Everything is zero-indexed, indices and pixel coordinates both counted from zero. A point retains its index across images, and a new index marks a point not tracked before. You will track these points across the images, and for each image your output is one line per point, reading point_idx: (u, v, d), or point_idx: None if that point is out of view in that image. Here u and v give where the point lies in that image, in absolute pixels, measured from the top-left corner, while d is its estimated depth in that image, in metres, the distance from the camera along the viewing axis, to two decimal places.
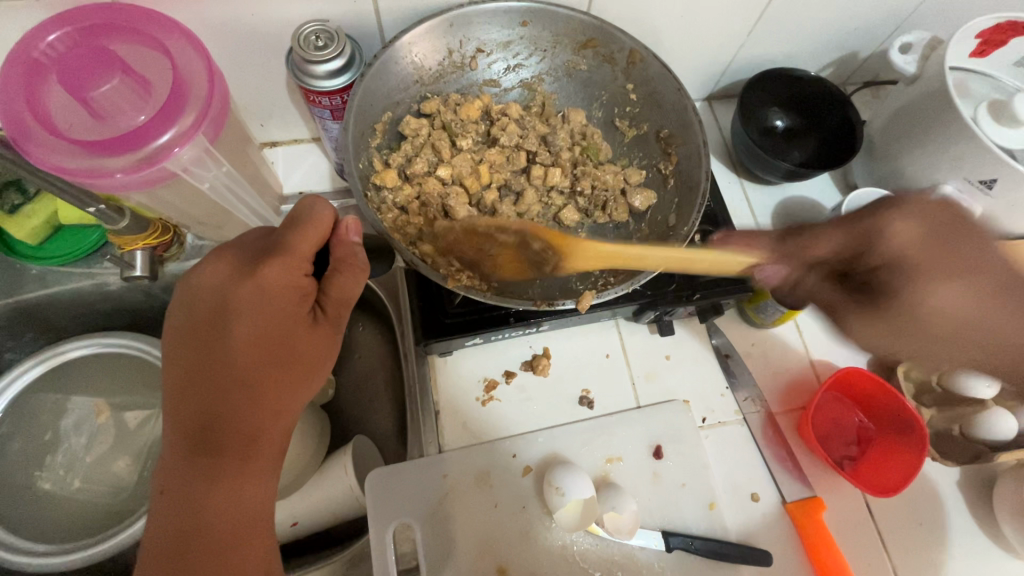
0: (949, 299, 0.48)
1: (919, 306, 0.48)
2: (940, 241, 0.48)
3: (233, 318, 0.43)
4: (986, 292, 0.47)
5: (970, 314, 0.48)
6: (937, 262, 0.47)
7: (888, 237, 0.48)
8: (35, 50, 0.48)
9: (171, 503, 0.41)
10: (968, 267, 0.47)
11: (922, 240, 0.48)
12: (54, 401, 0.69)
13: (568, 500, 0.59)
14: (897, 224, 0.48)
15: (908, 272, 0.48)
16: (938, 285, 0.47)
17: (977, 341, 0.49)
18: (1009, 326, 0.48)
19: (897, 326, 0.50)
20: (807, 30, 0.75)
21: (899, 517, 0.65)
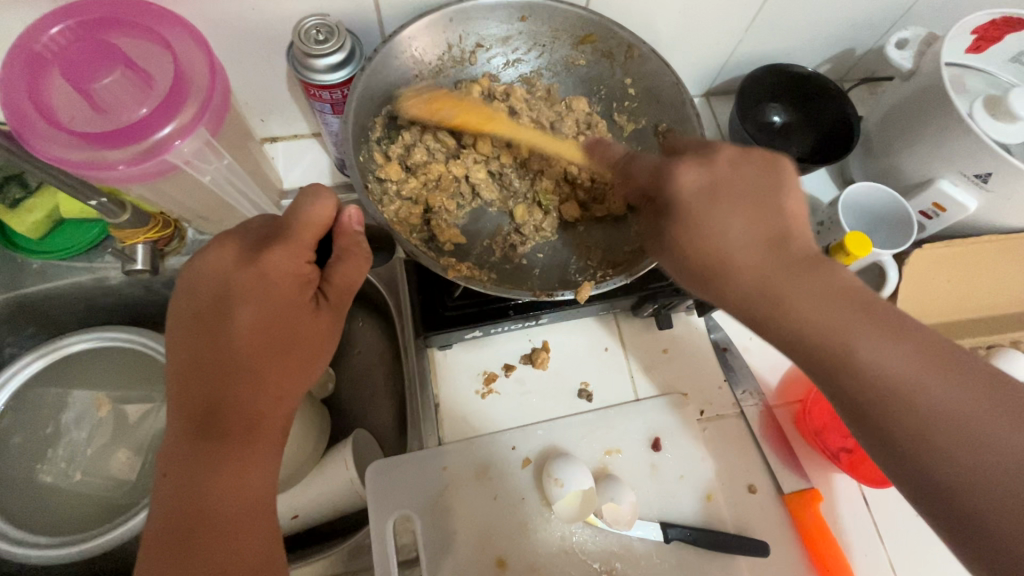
0: (722, 239, 0.43)
1: (697, 246, 0.44)
2: (728, 189, 0.44)
3: (236, 305, 0.44)
4: (723, 241, 0.43)
5: (743, 267, 0.42)
6: (718, 203, 0.43)
7: (673, 177, 0.46)
8: (37, 42, 0.48)
9: (175, 486, 0.42)
10: (742, 215, 0.43)
11: (706, 183, 0.44)
12: (54, 395, 0.69)
13: (566, 492, 0.60)
14: (684, 166, 0.46)
15: (684, 214, 0.44)
16: (710, 219, 0.43)
17: (755, 298, 0.41)
18: (792, 281, 0.40)
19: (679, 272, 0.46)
20: (802, 26, 0.75)
21: (896, 509, 0.66)
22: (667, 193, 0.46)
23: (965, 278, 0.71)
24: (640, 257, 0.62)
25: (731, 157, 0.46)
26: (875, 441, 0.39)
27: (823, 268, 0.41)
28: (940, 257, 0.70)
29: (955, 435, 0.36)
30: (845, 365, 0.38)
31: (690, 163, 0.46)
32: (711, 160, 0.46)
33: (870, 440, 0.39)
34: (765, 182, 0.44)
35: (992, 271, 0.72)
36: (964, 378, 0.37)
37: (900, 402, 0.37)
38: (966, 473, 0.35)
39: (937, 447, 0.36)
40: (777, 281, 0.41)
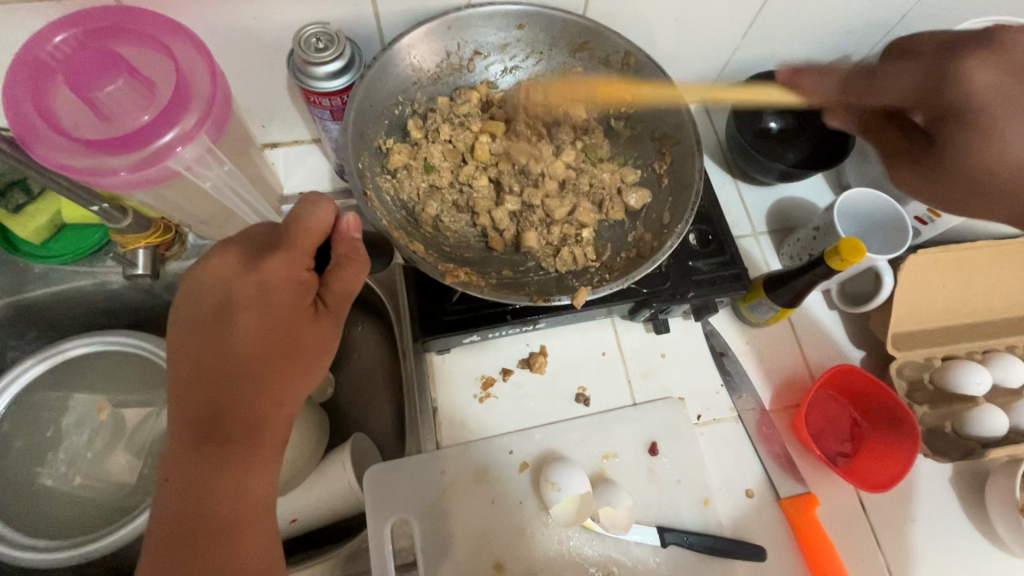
0: (1005, 149, 0.44)
1: (971, 156, 0.46)
2: (1016, 84, 0.44)
3: (237, 312, 0.45)
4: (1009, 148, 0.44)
5: (1014, 159, 0.44)
6: (1015, 106, 0.44)
7: (965, 77, 0.46)
8: (42, 51, 0.49)
9: (175, 490, 0.42)
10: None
11: (1000, 81, 0.45)
12: (56, 399, 0.70)
13: (564, 496, 0.60)
14: (981, 64, 0.46)
15: (972, 114, 0.45)
16: (1014, 126, 0.44)
17: (992, 182, 0.46)
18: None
19: (958, 179, 0.48)
20: (799, 33, 0.76)
21: (893, 514, 0.66)
22: (959, 93, 0.46)
23: (960, 283, 0.72)
24: (637, 261, 0.62)
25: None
26: None
27: None
28: (937, 263, 0.71)
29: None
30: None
31: (981, 61, 0.46)
32: (1003, 50, 0.45)
33: None
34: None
35: (991, 278, 0.72)
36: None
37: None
38: None
39: None
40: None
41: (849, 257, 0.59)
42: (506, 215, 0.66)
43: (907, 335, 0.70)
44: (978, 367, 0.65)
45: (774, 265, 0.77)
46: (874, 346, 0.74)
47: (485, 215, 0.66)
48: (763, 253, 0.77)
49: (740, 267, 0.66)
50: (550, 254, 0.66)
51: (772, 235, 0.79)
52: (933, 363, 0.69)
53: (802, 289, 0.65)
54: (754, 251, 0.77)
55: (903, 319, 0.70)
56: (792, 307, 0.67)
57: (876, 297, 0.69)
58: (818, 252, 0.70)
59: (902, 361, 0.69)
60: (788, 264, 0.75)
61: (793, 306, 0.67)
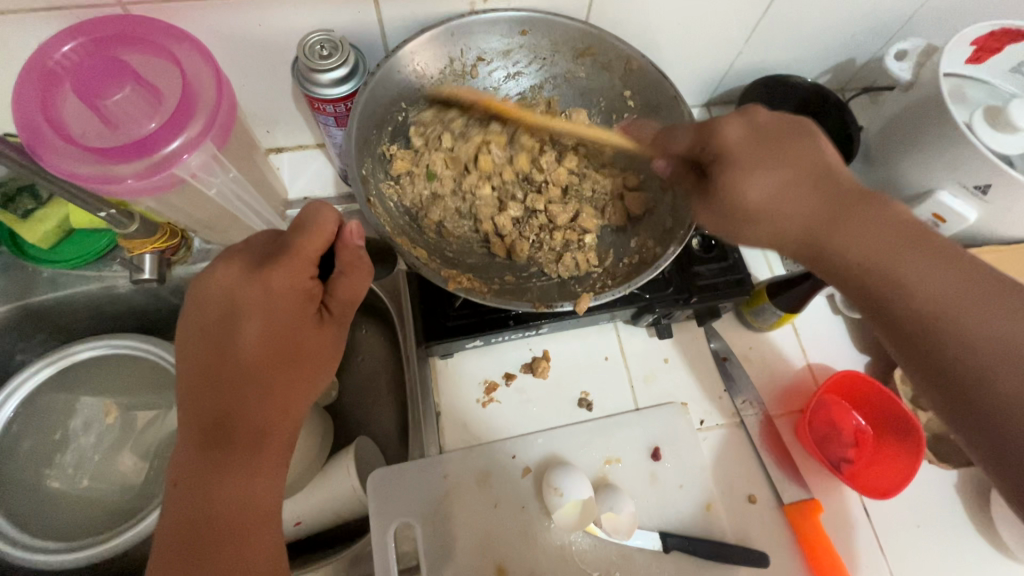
0: (749, 189, 0.47)
1: (733, 192, 0.48)
2: (767, 139, 0.48)
3: (244, 319, 0.45)
4: (769, 181, 0.47)
5: (764, 205, 0.47)
6: (761, 156, 0.47)
7: (720, 130, 0.50)
8: (49, 59, 0.50)
9: (184, 496, 0.42)
10: (776, 168, 0.47)
11: (748, 137, 0.49)
12: (64, 402, 0.70)
13: (566, 501, 0.60)
14: (731, 123, 0.50)
15: (733, 160, 0.48)
16: (757, 174, 0.47)
17: (757, 223, 0.48)
18: (794, 216, 0.46)
19: (727, 216, 0.50)
20: (802, 37, 0.76)
21: (897, 519, 0.66)
22: (713, 147, 0.50)
23: None
24: (640, 267, 0.62)
25: (770, 119, 0.50)
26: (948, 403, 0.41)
27: (915, 230, 0.44)
28: None
29: (996, 376, 0.39)
30: (896, 290, 0.43)
31: (733, 119, 0.50)
32: (750, 115, 0.50)
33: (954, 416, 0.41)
34: (809, 136, 0.48)
35: None
36: (995, 299, 0.41)
37: (928, 319, 0.42)
38: (972, 363, 0.40)
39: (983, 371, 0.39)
40: (791, 204, 0.46)
41: None
42: (509, 222, 0.66)
43: None
44: None
45: (777, 269, 0.77)
46: (878, 351, 0.74)
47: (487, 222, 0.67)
48: (766, 258, 0.77)
49: (742, 272, 0.66)
50: (553, 260, 0.66)
51: None
52: None
53: (804, 295, 0.65)
54: (758, 255, 0.77)
55: None
56: (794, 313, 0.68)
57: None
58: None
59: (906, 369, 0.69)
60: (792, 269, 0.75)
61: (795, 311, 0.67)
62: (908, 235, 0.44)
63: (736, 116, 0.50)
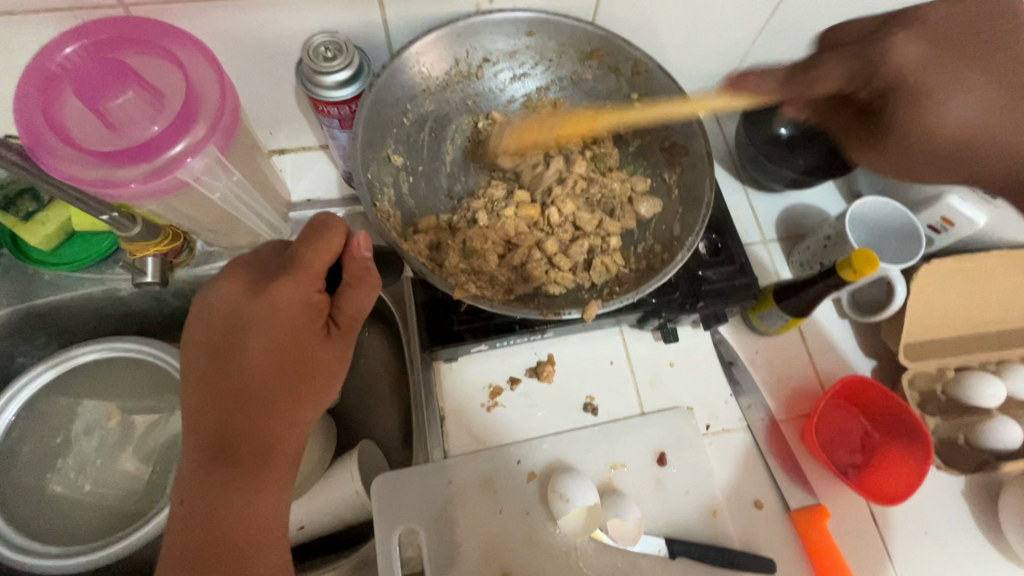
0: (948, 118, 0.54)
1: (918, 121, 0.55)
2: (938, 59, 0.54)
3: (249, 335, 0.44)
4: (966, 96, 0.54)
5: (960, 129, 0.55)
6: (944, 64, 0.54)
7: (894, 53, 0.54)
8: (52, 62, 0.49)
9: (189, 513, 0.42)
10: (967, 88, 0.54)
11: (925, 53, 0.54)
12: (66, 405, 0.70)
13: (573, 506, 0.60)
14: (905, 39, 0.54)
15: (909, 87, 0.55)
16: (957, 99, 0.54)
17: (954, 147, 0.55)
18: (1004, 129, 0.54)
19: (897, 152, 0.58)
20: (810, 38, 0.75)
21: (904, 525, 0.65)
22: (885, 71, 0.55)
23: (974, 291, 0.71)
24: (648, 273, 0.62)
25: (942, 12, 0.56)
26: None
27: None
28: (954, 270, 0.70)
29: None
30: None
31: (907, 35, 0.54)
32: (913, 27, 0.55)
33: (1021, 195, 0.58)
34: (997, 32, 0.55)
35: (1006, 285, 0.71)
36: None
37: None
38: None
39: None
40: (999, 120, 0.53)
41: (862, 270, 0.58)
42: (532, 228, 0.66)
43: (918, 346, 0.69)
44: (992, 379, 0.65)
45: (784, 273, 0.76)
46: (885, 356, 0.73)
47: (510, 219, 0.66)
48: (772, 261, 0.77)
49: (750, 277, 0.65)
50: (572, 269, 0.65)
51: (782, 242, 0.78)
52: (945, 374, 0.68)
53: (814, 299, 0.64)
54: (764, 258, 0.77)
55: (913, 329, 0.69)
56: (803, 317, 0.67)
57: (887, 307, 0.68)
58: (828, 262, 0.69)
59: (914, 373, 0.68)
60: (799, 272, 0.74)
61: (803, 316, 0.66)
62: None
63: (906, 33, 0.55)
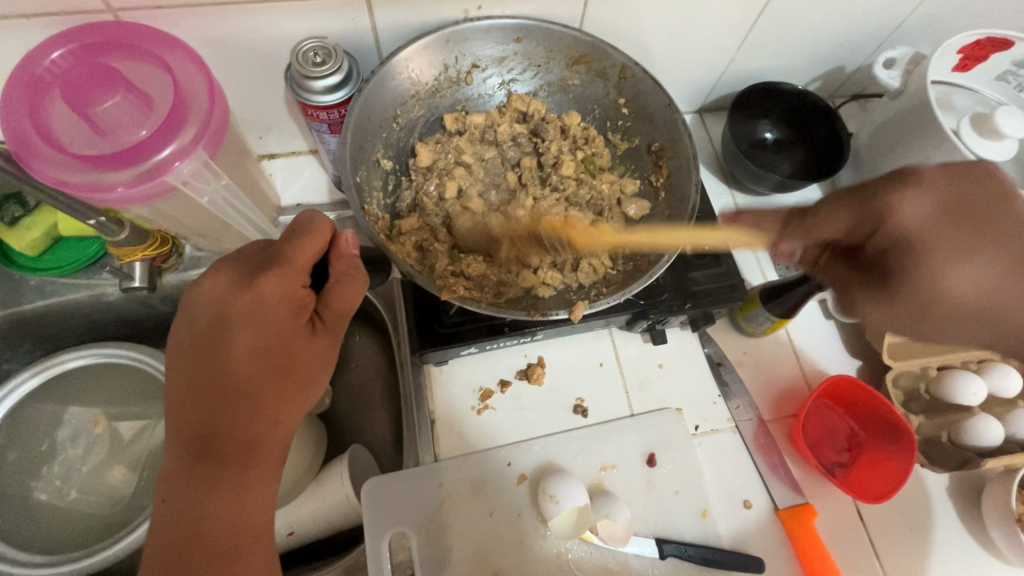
0: (978, 284, 0.48)
1: (934, 297, 0.48)
2: (952, 222, 0.47)
3: (234, 331, 0.44)
4: (988, 270, 0.47)
5: (968, 295, 0.48)
6: (961, 237, 0.47)
7: (899, 213, 0.49)
8: (39, 67, 0.50)
9: (173, 510, 0.42)
10: (991, 253, 0.47)
11: (973, 291, 0.48)
12: (52, 412, 0.69)
13: (563, 508, 0.60)
14: (960, 269, 0.47)
15: (917, 248, 0.48)
16: (967, 266, 0.47)
17: (964, 312, 0.49)
18: (1008, 297, 0.48)
19: (907, 310, 0.50)
20: (792, 44, 0.76)
21: (890, 523, 0.66)
22: (901, 273, 0.49)
23: None
24: (635, 274, 0.63)
25: (943, 179, 0.49)
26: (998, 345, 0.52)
27: None
28: None
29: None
30: None
31: (910, 194, 0.49)
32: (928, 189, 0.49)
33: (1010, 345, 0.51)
34: (988, 208, 0.48)
35: None
36: None
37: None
38: None
39: None
40: None
41: None
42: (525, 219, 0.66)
43: (902, 344, 0.70)
44: (975, 378, 0.65)
45: (770, 275, 0.77)
46: (870, 356, 0.74)
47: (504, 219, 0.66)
48: (760, 262, 0.78)
49: (736, 278, 0.66)
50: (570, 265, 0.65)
51: None
52: (929, 373, 0.69)
53: (798, 300, 0.66)
54: (751, 260, 0.78)
55: None
56: (788, 318, 0.68)
57: None
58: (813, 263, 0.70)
59: (898, 371, 0.69)
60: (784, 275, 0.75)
61: (789, 317, 0.68)
62: None
63: (910, 188, 0.49)
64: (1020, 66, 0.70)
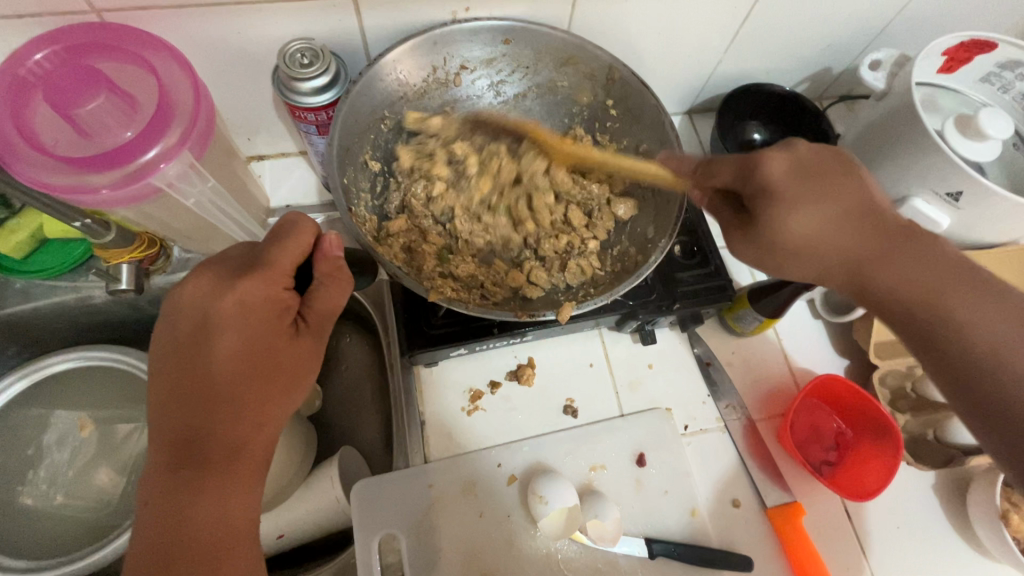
0: (825, 233, 0.48)
1: (775, 225, 0.49)
2: (808, 177, 0.49)
3: (217, 333, 0.44)
4: (821, 211, 0.48)
5: (811, 238, 0.48)
6: (804, 191, 0.48)
7: (764, 160, 0.50)
8: (23, 68, 0.49)
9: (155, 514, 0.41)
10: (815, 205, 0.48)
11: (818, 230, 0.48)
12: (38, 416, 0.68)
13: (551, 509, 0.60)
14: (799, 213, 0.48)
15: (778, 193, 0.49)
16: (804, 208, 0.48)
17: (805, 255, 0.49)
18: (841, 240, 0.48)
19: (761, 247, 0.51)
20: (779, 46, 0.77)
21: (877, 521, 0.67)
22: (756, 183, 0.50)
23: None
24: (623, 275, 0.63)
25: (810, 152, 0.51)
26: (910, 332, 0.47)
27: (916, 240, 0.48)
28: None
29: (1010, 357, 0.43)
30: (933, 310, 0.46)
31: (775, 153, 0.50)
32: (795, 147, 0.51)
33: (920, 349, 0.47)
34: (838, 176, 0.50)
35: None
36: (983, 291, 0.46)
37: (946, 320, 0.46)
38: (956, 320, 0.45)
39: (945, 307, 0.46)
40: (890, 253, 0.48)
41: None
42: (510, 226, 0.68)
43: (889, 344, 0.70)
44: None
45: (759, 275, 0.78)
46: (857, 355, 0.75)
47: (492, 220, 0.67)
48: (748, 263, 0.78)
49: (724, 278, 0.66)
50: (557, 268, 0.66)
51: None
52: (914, 372, 0.70)
53: (786, 299, 0.66)
54: (739, 261, 0.78)
55: (883, 328, 0.71)
56: (776, 318, 0.68)
57: (857, 307, 0.70)
58: None
59: (885, 370, 0.69)
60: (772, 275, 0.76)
61: (777, 316, 0.68)
62: (907, 235, 0.48)
63: (781, 150, 0.51)
64: (1003, 68, 0.71)
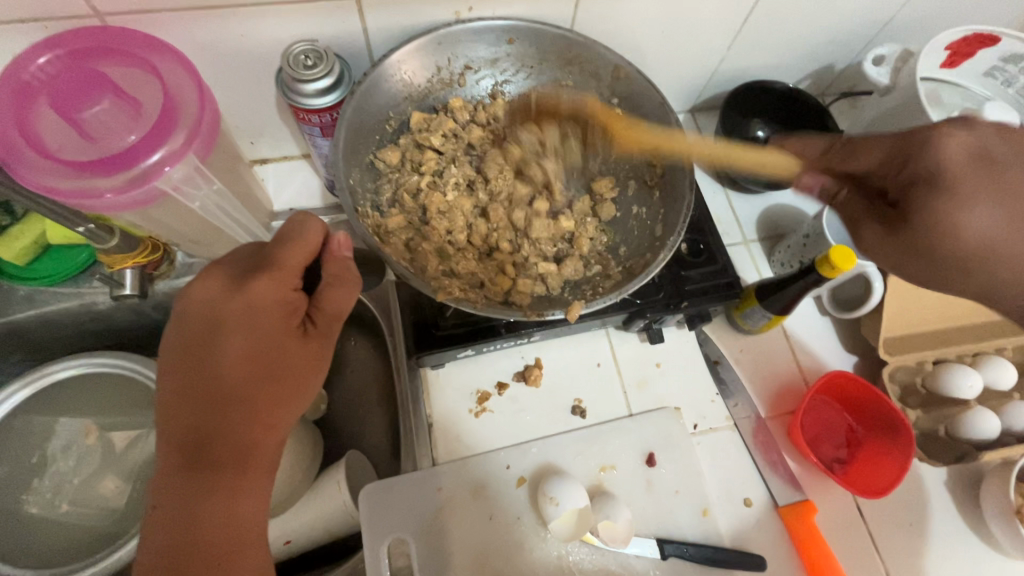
0: (974, 229, 0.46)
1: (943, 223, 0.46)
2: (976, 172, 0.46)
3: (225, 334, 0.44)
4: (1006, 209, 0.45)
5: (979, 237, 0.46)
6: (976, 185, 0.46)
7: (937, 146, 0.48)
8: (26, 72, 0.49)
9: (163, 519, 0.41)
10: (987, 202, 0.46)
11: (991, 229, 0.46)
12: (42, 424, 0.68)
13: (563, 510, 0.59)
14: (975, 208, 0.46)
15: (943, 183, 0.47)
16: (973, 204, 0.46)
17: (965, 258, 0.47)
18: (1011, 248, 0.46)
19: (909, 246, 0.49)
20: (782, 41, 0.77)
21: (890, 518, 0.66)
22: (918, 162, 0.49)
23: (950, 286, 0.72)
24: (629, 275, 0.63)
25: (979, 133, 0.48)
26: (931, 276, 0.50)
27: None
28: None
29: None
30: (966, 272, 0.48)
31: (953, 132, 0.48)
32: (955, 142, 0.47)
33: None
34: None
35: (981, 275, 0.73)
36: None
37: None
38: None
39: (975, 269, 0.48)
40: (1003, 239, 0.46)
41: (840, 266, 0.59)
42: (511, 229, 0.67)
43: (897, 340, 0.71)
44: (970, 371, 0.66)
45: (765, 272, 0.78)
46: (865, 352, 0.75)
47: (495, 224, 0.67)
48: (754, 260, 0.78)
49: (732, 275, 0.66)
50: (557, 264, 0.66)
51: (763, 243, 0.79)
52: (924, 367, 0.69)
53: (792, 297, 0.65)
54: (745, 259, 0.78)
55: (892, 323, 0.71)
56: (785, 315, 0.68)
57: (865, 304, 0.69)
58: (808, 259, 0.71)
59: (894, 367, 0.69)
60: (780, 272, 0.75)
61: (785, 314, 0.67)
62: None
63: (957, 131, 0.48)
64: (1006, 62, 0.71)
